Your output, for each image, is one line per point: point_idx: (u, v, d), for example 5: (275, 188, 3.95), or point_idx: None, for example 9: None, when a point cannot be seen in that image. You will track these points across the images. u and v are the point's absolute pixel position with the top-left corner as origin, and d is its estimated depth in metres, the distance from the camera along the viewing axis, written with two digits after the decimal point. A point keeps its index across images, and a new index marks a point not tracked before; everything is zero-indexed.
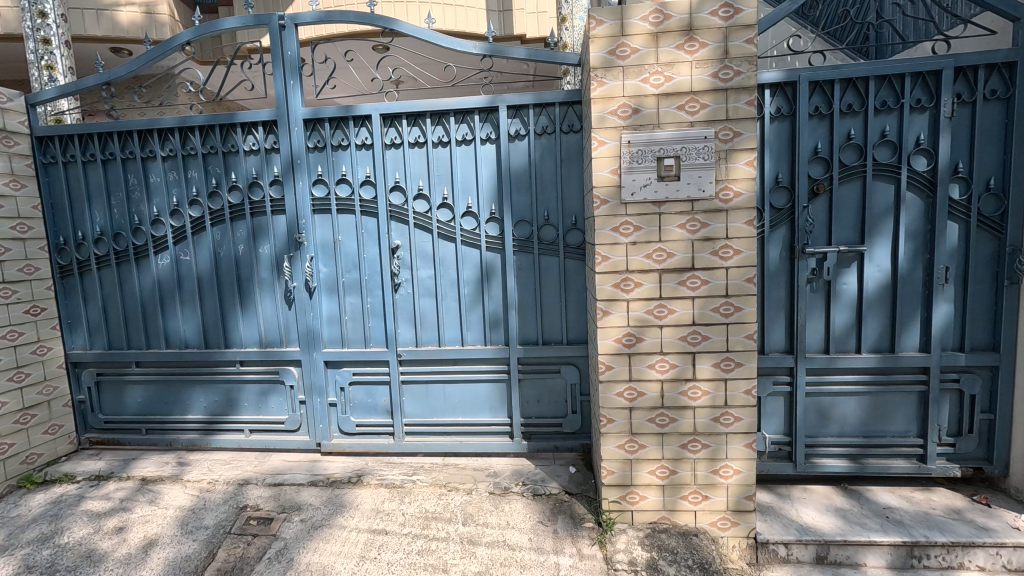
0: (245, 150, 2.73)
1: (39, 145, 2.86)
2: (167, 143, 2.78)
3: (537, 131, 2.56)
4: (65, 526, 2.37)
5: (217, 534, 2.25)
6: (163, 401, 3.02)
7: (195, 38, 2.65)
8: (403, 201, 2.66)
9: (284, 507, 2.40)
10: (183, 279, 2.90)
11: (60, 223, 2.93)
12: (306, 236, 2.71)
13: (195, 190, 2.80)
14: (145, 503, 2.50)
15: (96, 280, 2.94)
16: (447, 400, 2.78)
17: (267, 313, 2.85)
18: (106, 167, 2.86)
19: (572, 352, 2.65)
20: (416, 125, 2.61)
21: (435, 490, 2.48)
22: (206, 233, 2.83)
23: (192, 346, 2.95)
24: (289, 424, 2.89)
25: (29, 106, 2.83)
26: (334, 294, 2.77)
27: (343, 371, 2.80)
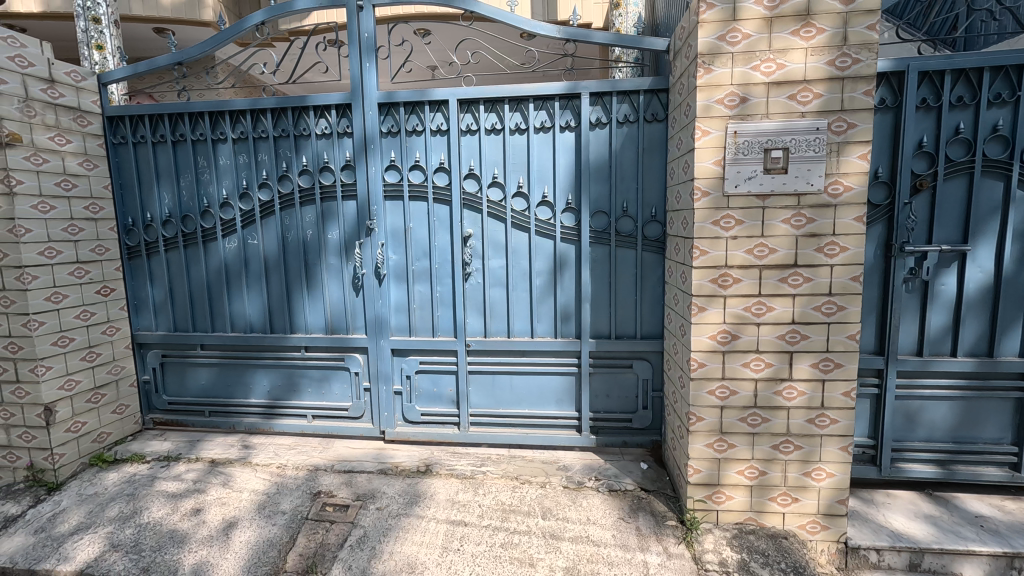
0: (317, 133, 2.69)
1: (110, 126, 2.85)
2: (238, 125, 2.75)
3: (619, 119, 2.48)
4: (143, 505, 2.38)
5: (295, 520, 2.25)
6: (225, 384, 3.01)
7: (268, 19, 2.59)
8: (477, 189, 2.61)
9: (359, 495, 2.39)
10: (249, 263, 2.87)
11: (128, 204, 2.92)
12: (376, 223, 2.67)
13: (264, 173, 2.76)
14: (218, 485, 2.51)
15: (163, 262, 2.93)
16: (514, 391, 2.75)
17: (332, 299, 2.81)
18: (176, 148, 2.83)
19: (646, 346, 2.59)
20: (493, 111, 2.55)
21: (507, 482, 2.45)
22: (274, 216, 2.79)
23: (257, 331, 2.92)
24: (353, 411, 2.87)
25: (100, 84, 2.81)
26: (403, 282, 2.74)
27: (410, 359, 2.77)
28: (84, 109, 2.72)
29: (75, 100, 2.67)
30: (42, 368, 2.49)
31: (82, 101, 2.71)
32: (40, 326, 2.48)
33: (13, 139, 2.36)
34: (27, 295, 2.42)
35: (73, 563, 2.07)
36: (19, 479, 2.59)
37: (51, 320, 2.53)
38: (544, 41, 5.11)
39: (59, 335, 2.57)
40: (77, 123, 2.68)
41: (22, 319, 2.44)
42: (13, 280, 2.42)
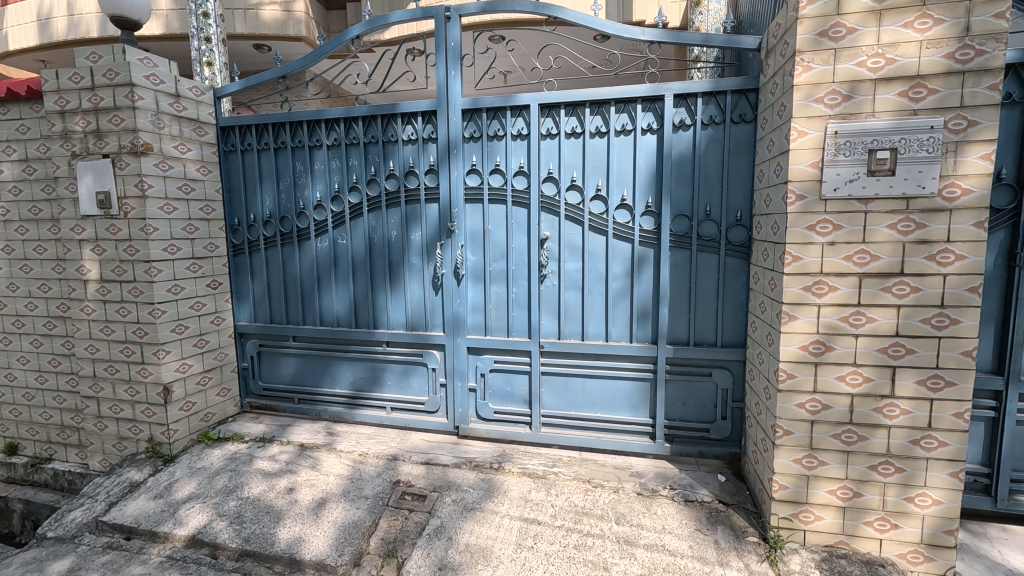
0: (404, 139, 2.83)
1: (223, 135, 3.15)
2: (332, 132, 2.95)
3: (704, 121, 2.42)
4: (244, 481, 2.61)
5: (377, 505, 2.38)
6: (313, 374, 3.22)
7: (365, 32, 2.76)
8: (556, 193, 2.64)
9: (435, 486, 2.48)
10: (338, 261, 3.06)
11: (235, 206, 3.21)
12: (457, 225, 2.77)
13: (355, 177, 2.94)
14: (307, 467, 2.69)
15: (263, 259, 3.18)
16: (587, 394, 2.75)
17: (413, 296, 2.94)
18: (277, 154, 3.08)
19: (727, 355, 2.50)
20: (574, 115, 2.57)
21: (580, 485, 2.46)
22: (362, 218, 2.96)
23: (343, 325, 3.10)
24: (429, 405, 2.98)
25: (215, 98, 3.11)
26: (480, 282, 2.82)
27: (484, 358, 2.85)
28: (202, 120, 3.03)
29: (196, 113, 2.97)
30: (163, 352, 2.78)
31: (201, 113, 3.01)
32: (162, 314, 2.78)
33: (146, 148, 2.67)
34: (153, 287, 2.72)
35: (187, 528, 2.30)
36: (141, 449, 2.89)
37: (171, 309, 2.83)
38: (624, 42, 5.12)
39: (176, 323, 2.87)
40: (196, 133, 2.99)
41: (148, 307, 2.74)
42: (142, 272, 2.72)
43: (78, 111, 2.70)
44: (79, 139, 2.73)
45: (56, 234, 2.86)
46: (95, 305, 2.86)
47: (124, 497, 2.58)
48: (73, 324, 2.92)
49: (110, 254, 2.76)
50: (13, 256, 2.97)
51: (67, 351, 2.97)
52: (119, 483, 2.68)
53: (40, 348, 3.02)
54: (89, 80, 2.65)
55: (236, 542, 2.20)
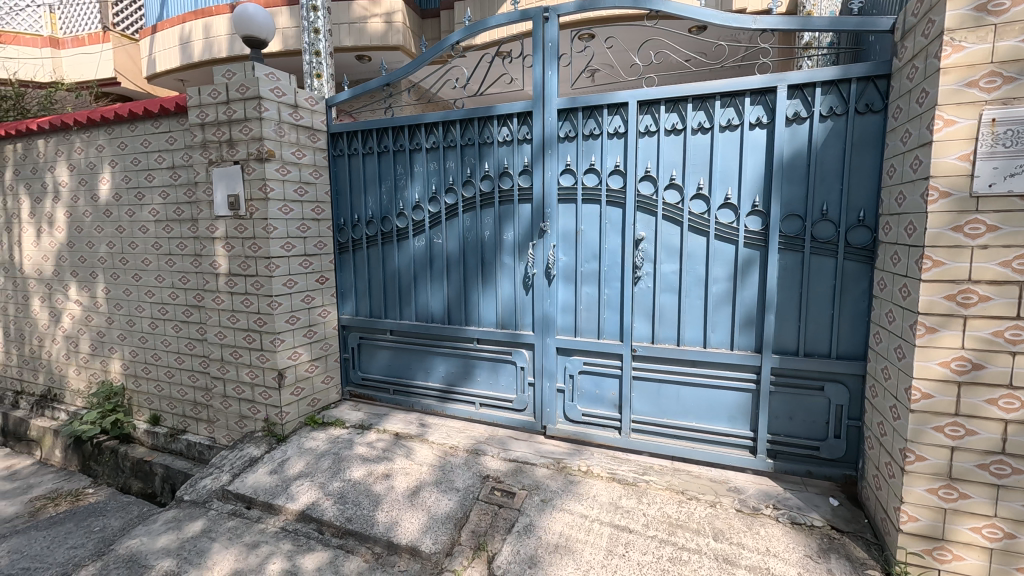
0: (499, 140, 2.88)
1: (332, 141, 3.39)
2: (431, 136, 3.06)
3: (823, 112, 2.23)
4: (346, 463, 2.78)
5: (468, 497, 2.44)
6: (406, 366, 3.37)
7: (464, 37, 2.84)
8: (653, 192, 2.55)
9: (524, 484, 2.50)
10: (434, 259, 3.17)
11: (341, 207, 3.43)
12: (549, 225, 2.77)
13: (451, 178, 3.04)
14: (402, 456, 2.81)
15: (365, 256, 3.38)
16: (681, 402, 2.63)
17: (504, 295, 2.98)
18: (380, 158, 3.25)
19: (843, 368, 2.29)
20: (675, 110, 2.48)
21: (673, 496, 2.36)
22: (457, 218, 3.05)
23: (437, 320, 3.21)
24: (517, 403, 3.01)
25: (327, 107, 3.35)
26: (571, 283, 2.80)
27: (574, 359, 2.82)
28: (316, 128, 3.28)
29: (311, 122, 3.22)
30: (279, 340, 3.05)
31: (315, 122, 3.26)
32: (279, 306, 3.04)
33: (269, 155, 2.93)
34: (272, 280, 2.99)
35: (298, 504, 2.51)
36: (258, 428, 3.19)
37: (286, 301, 3.09)
38: (723, 32, 4.86)
39: (290, 314, 3.13)
40: (310, 140, 3.24)
41: (267, 299, 3.02)
42: (263, 267, 3.00)
43: (215, 123, 3.03)
44: (215, 148, 3.06)
45: (194, 232, 3.23)
46: (224, 297, 3.19)
47: (245, 470, 2.86)
48: (206, 313, 3.28)
49: (238, 250, 3.08)
50: (160, 251, 3.40)
51: (201, 336, 3.34)
52: (241, 457, 2.98)
53: (180, 332, 3.43)
54: (224, 95, 2.97)
55: (340, 521, 2.36)
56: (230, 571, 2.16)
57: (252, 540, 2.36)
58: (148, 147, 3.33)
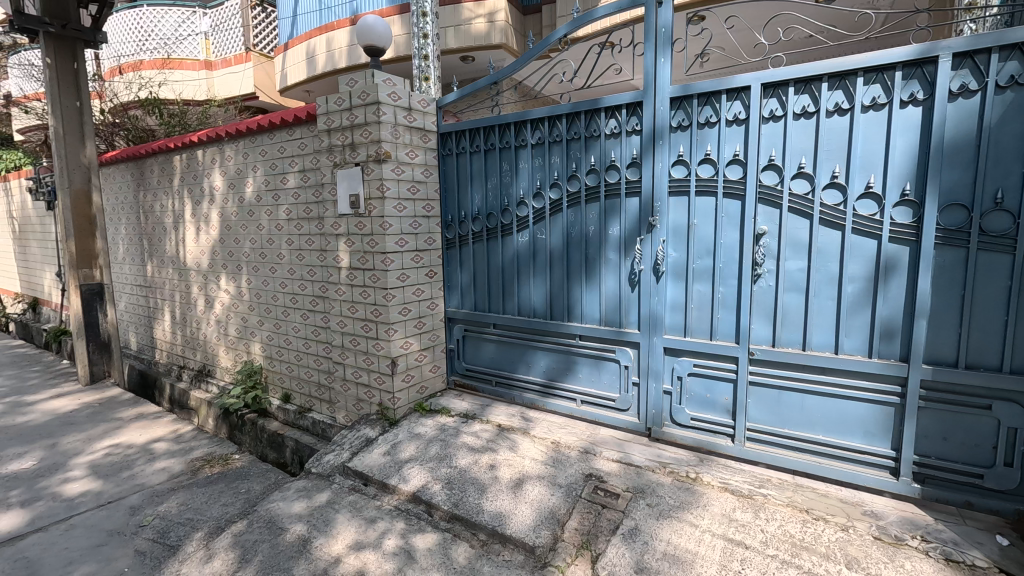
0: (606, 133, 2.80)
1: (442, 141, 3.52)
2: (537, 132, 3.07)
3: (999, 83, 1.91)
4: (453, 450, 2.90)
5: (571, 495, 2.43)
6: (508, 360, 3.42)
7: (571, 31, 2.80)
8: (778, 182, 2.35)
9: (629, 486, 2.43)
10: (537, 254, 3.18)
11: (449, 204, 3.56)
12: (659, 219, 2.66)
13: (556, 174, 3.02)
14: (506, 448, 2.87)
15: (470, 252, 3.47)
16: (805, 412, 2.40)
17: (608, 291, 2.92)
18: (486, 155, 3.32)
19: (1018, 384, 1.95)
20: (806, 91, 2.26)
21: (796, 513, 2.16)
22: (562, 213, 3.03)
23: (539, 316, 3.22)
24: (620, 402, 2.93)
25: (437, 108, 3.50)
26: (682, 280, 2.66)
27: (683, 360, 2.69)
28: (427, 129, 3.43)
29: (423, 123, 3.38)
30: (392, 330, 3.26)
31: (427, 123, 3.42)
32: (393, 298, 3.24)
33: (386, 156, 3.12)
34: (387, 274, 3.20)
35: (410, 485, 2.66)
36: (373, 411, 3.43)
37: (399, 294, 3.29)
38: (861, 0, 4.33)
39: (403, 306, 3.32)
40: (422, 141, 3.40)
41: (383, 291, 3.23)
42: (379, 262, 3.21)
43: (340, 128, 3.29)
44: (339, 151, 3.33)
45: (321, 229, 3.55)
46: (345, 288, 3.47)
47: (363, 449, 3.09)
48: (330, 303, 3.59)
49: (358, 246, 3.32)
50: (293, 246, 3.78)
51: (325, 324, 3.67)
52: (358, 437, 3.22)
53: (307, 320, 3.79)
54: (348, 102, 3.21)
55: (448, 505, 2.48)
56: (352, 543, 2.37)
57: (370, 515, 2.56)
58: (284, 153, 3.71)
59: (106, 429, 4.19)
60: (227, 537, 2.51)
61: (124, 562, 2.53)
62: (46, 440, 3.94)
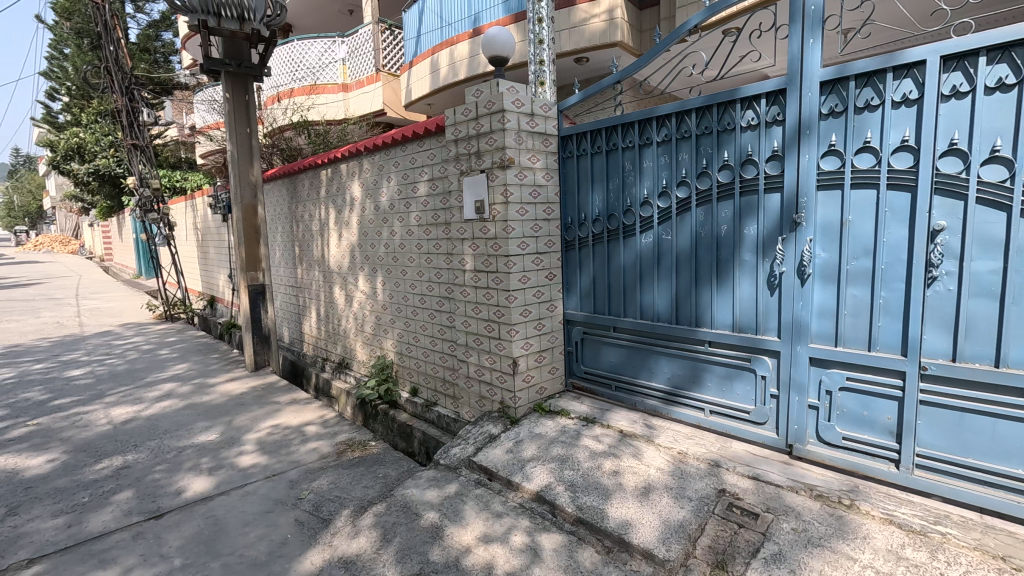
0: (742, 126, 2.62)
1: (563, 144, 3.54)
2: (663, 128, 2.95)
3: None
4: (575, 453, 2.89)
5: (703, 510, 2.30)
6: (629, 364, 3.32)
7: (704, 20, 2.64)
8: (962, 170, 2.03)
9: (770, 506, 2.24)
10: (662, 255, 3.06)
11: (568, 206, 3.55)
12: (805, 216, 2.43)
13: (684, 171, 2.89)
14: (630, 454, 2.79)
15: (590, 253, 3.44)
16: (998, 440, 2.03)
17: (743, 295, 2.72)
18: (607, 156, 3.27)
19: None
20: (1003, 61, 1.94)
21: (987, 559, 1.83)
22: (690, 213, 2.88)
23: (663, 320, 3.10)
24: (756, 415, 2.71)
25: (559, 112, 3.51)
26: (833, 284, 2.40)
27: (834, 372, 2.42)
28: (548, 133, 3.47)
29: (544, 127, 3.42)
30: (514, 331, 3.34)
31: (548, 127, 3.45)
32: (515, 300, 3.32)
33: (510, 162, 3.21)
34: (510, 276, 3.29)
35: (533, 484, 2.71)
36: (494, 408, 3.54)
37: (521, 295, 3.36)
38: None
39: (524, 308, 3.39)
40: (544, 145, 3.45)
41: (506, 293, 3.33)
42: (502, 264, 3.32)
43: (466, 137, 3.45)
44: (466, 160, 3.49)
45: (448, 234, 3.75)
46: (470, 290, 3.63)
47: (487, 445, 3.21)
48: (455, 303, 3.78)
49: (482, 249, 3.46)
50: (422, 250, 4.05)
51: (450, 323, 3.87)
52: (483, 432, 3.34)
53: (434, 319, 4.03)
54: (474, 112, 3.35)
55: (572, 508, 2.48)
56: (481, 534, 2.47)
57: (496, 510, 2.65)
58: (415, 163, 3.99)
59: (268, 411, 4.83)
60: (370, 516, 2.75)
61: (287, 529, 2.89)
62: (224, 418, 4.64)
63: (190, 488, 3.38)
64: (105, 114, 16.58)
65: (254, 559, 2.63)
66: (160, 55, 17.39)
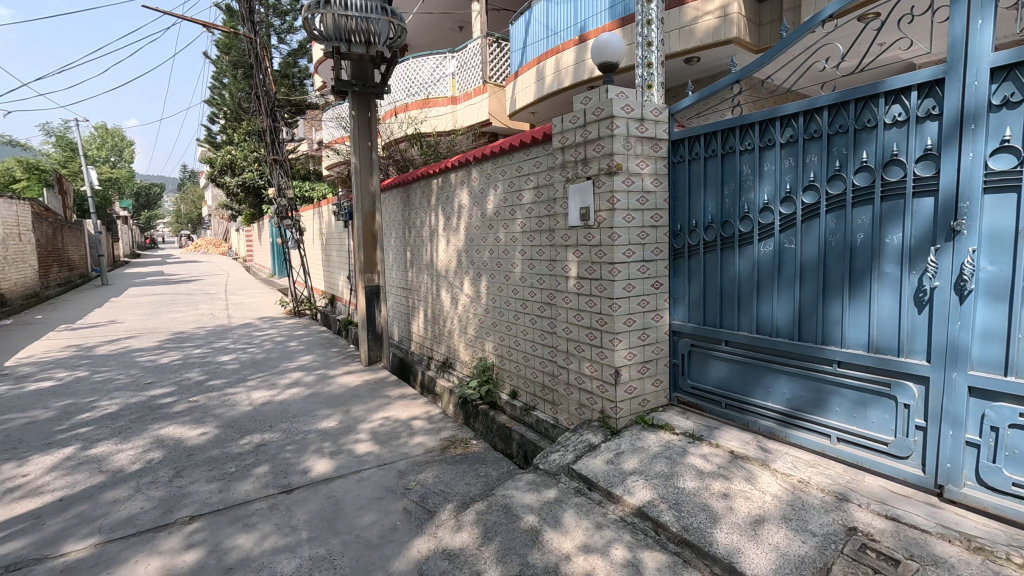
0: (886, 123, 2.35)
1: (673, 148, 3.41)
2: (788, 129, 2.74)
3: None
4: (680, 471, 2.76)
5: (829, 547, 2.08)
6: (742, 381, 3.10)
7: (841, 8, 2.40)
8: None
9: (913, 553, 1.96)
10: (784, 265, 2.83)
11: (678, 212, 3.42)
12: (966, 223, 2.12)
13: (812, 174, 2.65)
14: (742, 478, 2.60)
15: (701, 262, 3.28)
16: None
17: (883, 312, 2.43)
18: (723, 160, 3.10)
19: None
20: None
21: None
22: (818, 219, 2.64)
23: (783, 335, 2.86)
24: (896, 448, 2.40)
25: (670, 115, 3.40)
26: (1002, 301, 2.07)
27: (1002, 407, 2.07)
28: (658, 137, 3.37)
29: (654, 132, 3.33)
30: (617, 340, 3.28)
31: (658, 131, 3.35)
32: (619, 308, 3.26)
33: (618, 168, 3.17)
34: (614, 284, 3.23)
35: (635, 499, 2.64)
36: (594, 417, 3.49)
37: (625, 304, 3.29)
38: None
39: (628, 317, 3.31)
40: (653, 150, 3.35)
41: (609, 301, 3.28)
42: (607, 272, 3.27)
43: (573, 145, 3.46)
44: (572, 167, 3.50)
45: (552, 241, 3.79)
46: (572, 297, 3.63)
47: (586, 453, 3.17)
48: (557, 310, 3.80)
49: (586, 257, 3.45)
50: (525, 256, 4.13)
51: (551, 329, 3.90)
52: (582, 441, 3.31)
53: (536, 325, 4.08)
54: (582, 119, 3.36)
55: (677, 528, 2.37)
56: (580, 544, 2.46)
57: (596, 521, 2.61)
58: (521, 172, 4.08)
59: (380, 404, 5.20)
60: (472, 513, 2.85)
61: (396, 516, 3.09)
62: (342, 407, 5.08)
63: (314, 469, 3.74)
64: (252, 133, 18.99)
65: (368, 541, 2.84)
66: (297, 80, 19.60)
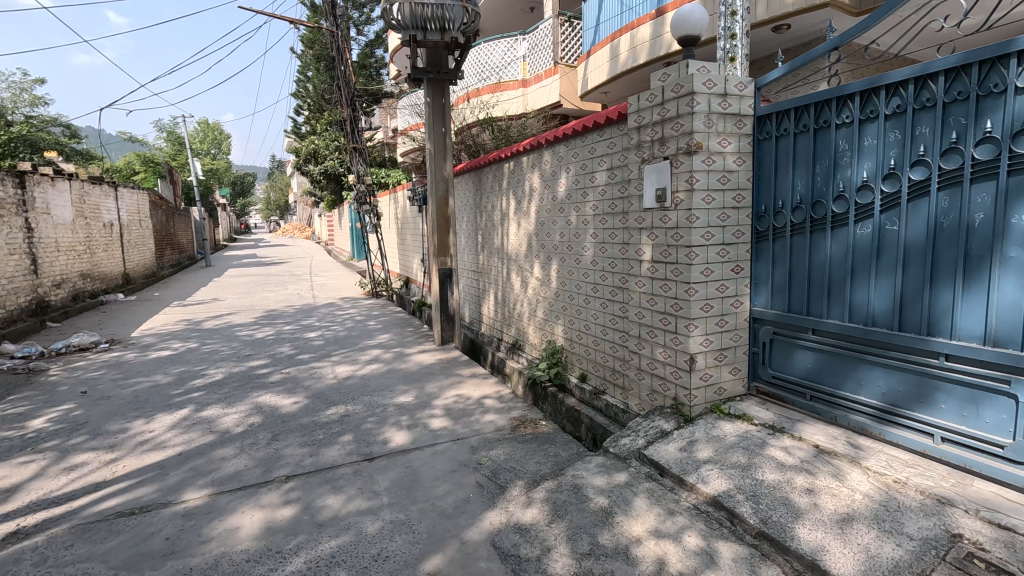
0: (1018, 87, 2.08)
1: (759, 124, 3.21)
2: (894, 99, 2.49)
3: None
4: (758, 463, 2.65)
5: (927, 553, 1.93)
6: (831, 373, 2.91)
7: None
8: None
9: None
10: (883, 248, 2.60)
11: (763, 193, 3.23)
12: None
13: (922, 148, 2.40)
14: (828, 474, 2.46)
15: (788, 245, 3.09)
16: None
17: (1003, 300, 2.18)
18: (816, 135, 2.88)
19: None
20: None
21: None
22: (928, 198, 2.39)
23: (880, 325, 2.64)
24: (1014, 452, 2.16)
25: (756, 89, 3.19)
26: None
27: None
28: (743, 113, 3.18)
29: (738, 107, 3.15)
30: (693, 326, 3.18)
31: (743, 106, 3.17)
32: (696, 293, 3.15)
33: (698, 147, 3.04)
34: (691, 268, 3.12)
35: (709, 488, 2.58)
36: (667, 404, 3.42)
37: (702, 289, 3.17)
38: None
39: (705, 302, 3.19)
40: (736, 127, 3.18)
41: (685, 286, 3.17)
42: (683, 255, 3.16)
43: (650, 124, 3.36)
44: (648, 147, 3.40)
45: (625, 224, 3.72)
46: (645, 281, 3.55)
47: (658, 439, 3.13)
48: (630, 293, 3.74)
49: (661, 239, 3.35)
50: (597, 240, 4.09)
51: (623, 314, 3.84)
52: (653, 427, 3.27)
53: (607, 309, 4.04)
54: (660, 97, 3.24)
55: (755, 520, 2.30)
56: (652, 528, 2.45)
57: (668, 507, 2.58)
58: (595, 153, 4.02)
59: (452, 382, 5.40)
60: (543, 490, 2.92)
61: (469, 489, 3.22)
62: (418, 384, 5.33)
63: (393, 440, 3.97)
64: (334, 123, 20.00)
65: (443, 509, 3.00)
66: (374, 70, 20.34)
